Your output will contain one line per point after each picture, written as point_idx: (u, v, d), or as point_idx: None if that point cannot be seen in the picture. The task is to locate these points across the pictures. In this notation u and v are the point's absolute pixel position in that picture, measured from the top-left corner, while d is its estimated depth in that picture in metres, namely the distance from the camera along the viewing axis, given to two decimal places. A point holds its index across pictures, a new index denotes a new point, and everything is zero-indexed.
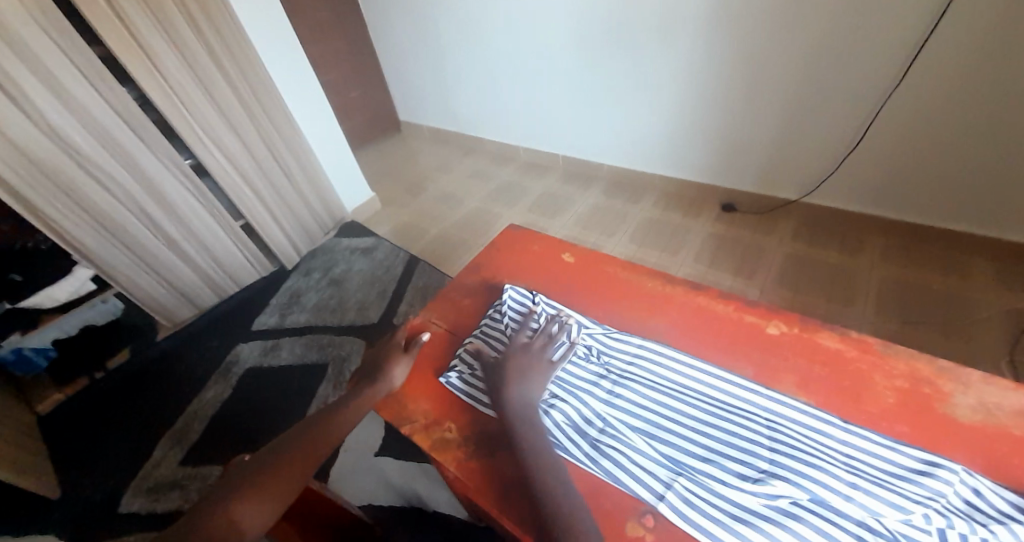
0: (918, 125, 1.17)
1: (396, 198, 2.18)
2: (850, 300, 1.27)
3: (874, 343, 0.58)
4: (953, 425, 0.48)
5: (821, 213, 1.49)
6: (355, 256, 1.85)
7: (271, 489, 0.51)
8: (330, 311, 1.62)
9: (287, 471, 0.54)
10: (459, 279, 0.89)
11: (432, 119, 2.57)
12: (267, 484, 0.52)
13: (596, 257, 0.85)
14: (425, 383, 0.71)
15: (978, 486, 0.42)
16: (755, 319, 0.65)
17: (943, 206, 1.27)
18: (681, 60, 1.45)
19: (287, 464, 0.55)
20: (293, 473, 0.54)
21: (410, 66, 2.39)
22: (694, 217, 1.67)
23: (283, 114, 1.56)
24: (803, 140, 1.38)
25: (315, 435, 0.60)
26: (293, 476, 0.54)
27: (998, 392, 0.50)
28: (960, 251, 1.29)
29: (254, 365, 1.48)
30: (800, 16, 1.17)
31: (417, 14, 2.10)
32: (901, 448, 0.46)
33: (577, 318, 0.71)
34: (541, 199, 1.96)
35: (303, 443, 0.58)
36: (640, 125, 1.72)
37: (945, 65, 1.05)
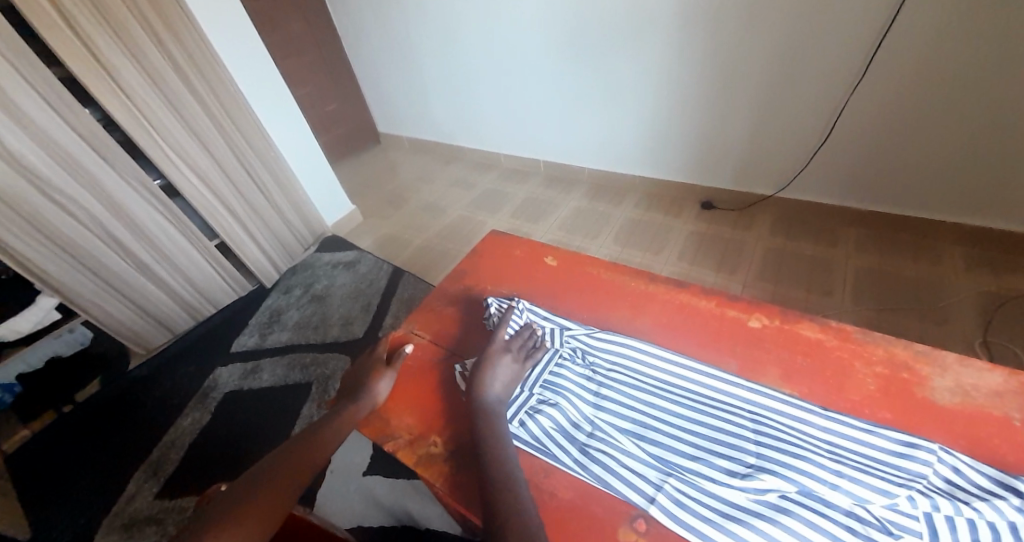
0: (884, 116, 1.20)
1: (377, 210, 2.15)
2: (831, 290, 1.29)
3: (853, 331, 0.57)
4: (932, 408, 0.48)
5: (797, 206, 1.51)
6: (336, 270, 1.81)
7: (249, 517, 0.48)
8: (312, 328, 1.58)
9: (266, 497, 0.51)
10: (440, 288, 0.87)
11: (411, 129, 2.55)
12: (245, 511, 0.49)
13: (578, 259, 0.84)
14: (409, 397, 0.68)
15: (956, 463, 0.41)
16: (737, 314, 0.65)
17: (912, 195, 1.31)
18: (654, 62, 1.47)
19: (267, 490, 0.52)
20: (272, 499, 0.51)
21: (386, 77, 2.37)
22: (676, 216, 1.68)
23: (254, 129, 1.52)
24: (776, 136, 1.41)
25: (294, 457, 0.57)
26: (273, 502, 0.51)
27: (975, 374, 0.50)
28: (932, 238, 1.33)
29: (233, 389, 1.43)
30: (766, 15, 1.20)
31: (391, 25, 2.09)
32: (881, 432, 0.46)
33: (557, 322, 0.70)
34: (524, 204, 1.95)
35: (283, 466, 0.55)
36: (618, 128, 1.73)
37: (907, 55, 1.08)
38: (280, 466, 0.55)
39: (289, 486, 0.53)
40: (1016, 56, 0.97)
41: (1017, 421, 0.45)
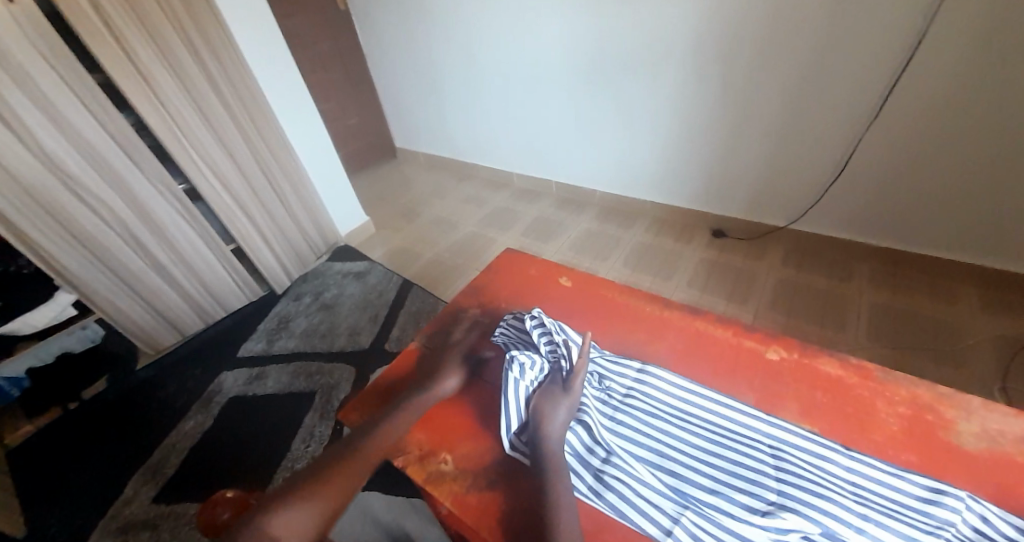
0: (899, 155, 1.22)
1: (390, 223, 2.18)
2: (841, 325, 1.28)
3: (873, 368, 0.57)
4: (957, 452, 0.47)
5: (809, 239, 1.51)
6: (348, 280, 1.83)
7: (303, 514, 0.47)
8: (321, 337, 1.59)
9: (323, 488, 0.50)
10: (454, 303, 0.87)
11: (427, 146, 2.61)
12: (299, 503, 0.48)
13: (593, 281, 0.85)
14: (421, 412, 0.67)
15: (988, 513, 0.40)
16: (753, 344, 0.64)
17: (928, 233, 1.30)
18: (670, 92, 1.50)
19: (320, 484, 0.51)
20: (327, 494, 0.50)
21: (406, 95, 2.45)
22: (686, 242, 1.68)
23: (278, 139, 1.57)
24: (789, 169, 1.42)
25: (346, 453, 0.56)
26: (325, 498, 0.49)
27: (1002, 419, 0.48)
28: (947, 277, 1.31)
29: (238, 394, 1.43)
30: (780, 51, 1.23)
31: (415, 47, 2.16)
32: (905, 475, 0.45)
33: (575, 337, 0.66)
34: (535, 223, 1.97)
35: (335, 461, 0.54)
36: (632, 154, 1.76)
37: (923, 94, 1.10)
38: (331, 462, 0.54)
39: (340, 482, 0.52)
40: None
41: None
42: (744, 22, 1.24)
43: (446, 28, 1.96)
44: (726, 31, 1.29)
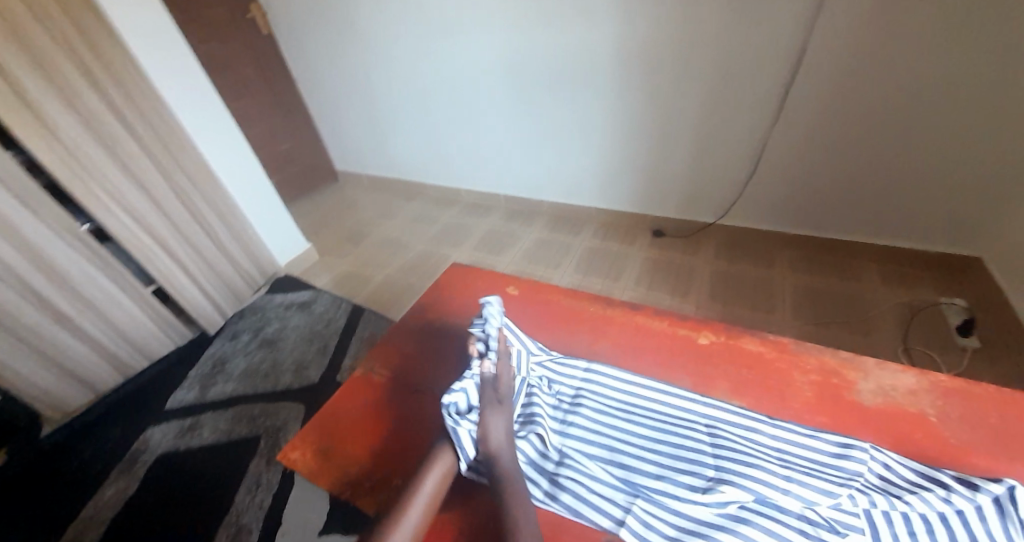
0: (802, 150, 1.37)
1: (333, 248, 2.09)
2: (771, 308, 1.39)
3: (788, 342, 0.62)
4: (860, 408, 0.52)
5: (739, 232, 1.63)
6: (289, 312, 1.73)
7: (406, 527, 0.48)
8: (262, 376, 1.48)
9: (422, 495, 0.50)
10: (401, 322, 0.85)
11: (368, 166, 2.55)
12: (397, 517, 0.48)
13: (539, 287, 0.86)
14: (370, 438, 0.64)
15: (887, 457, 0.45)
16: (687, 331, 0.68)
17: (835, 219, 1.46)
18: (602, 103, 1.58)
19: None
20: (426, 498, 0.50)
21: (342, 116, 2.38)
22: (631, 244, 1.76)
23: (199, 167, 1.47)
24: (714, 169, 1.54)
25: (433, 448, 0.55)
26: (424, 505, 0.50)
27: (892, 374, 0.55)
28: (855, 257, 1.47)
29: (168, 450, 1.29)
30: (695, 61, 1.35)
31: (350, 66, 2.12)
32: (820, 435, 0.49)
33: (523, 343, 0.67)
34: (485, 237, 1.98)
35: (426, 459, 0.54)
36: (573, 163, 1.82)
37: (813, 95, 1.25)
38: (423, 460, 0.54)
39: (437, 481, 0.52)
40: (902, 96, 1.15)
41: (931, 417, 0.49)
42: (660, 36, 1.35)
43: (378, 47, 1.95)
44: (645, 45, 1.39)
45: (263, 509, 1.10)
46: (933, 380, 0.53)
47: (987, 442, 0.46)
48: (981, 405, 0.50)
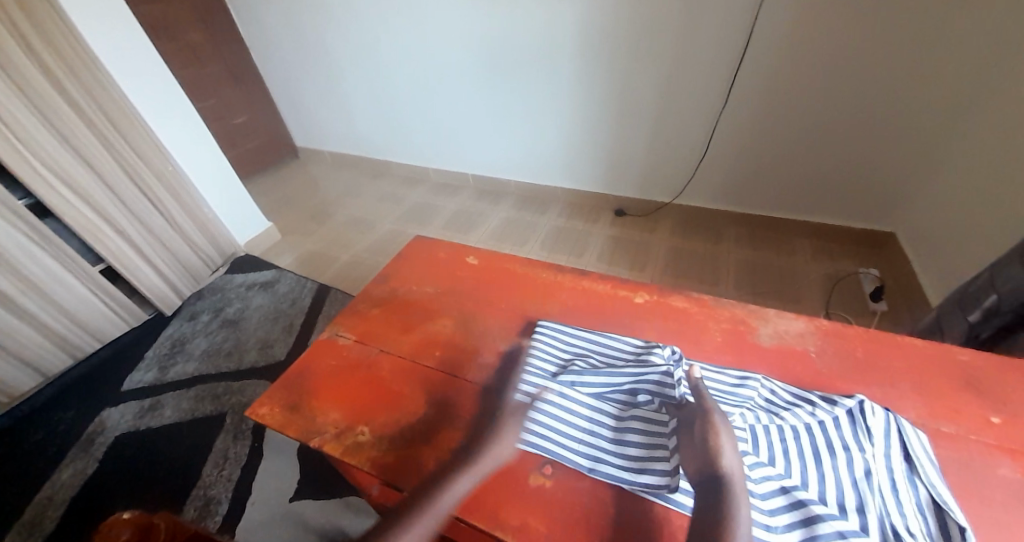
0: (746, 134, 1.47)
1: (297, 227, 2.06)
2: (716, 281, 1.51)
3: (709, 299, 0.71)
4: (759, 349, 0.61)
5: (692, 212, 1.74)
6: (251, 291, 1.71)
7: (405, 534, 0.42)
8: (225, 355, 1.47)
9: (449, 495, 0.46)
10: (365, 291, 0.88)
11: (331, 143, 2.49)
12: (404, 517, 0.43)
13: (497, 257, 0.91)
14: (336, 393, 0.67)
15: (774, 386, 0.54)
16: (626, 293, 0.76)
17: (776, 201, 1.58)
18: (565, 84, 1.63)
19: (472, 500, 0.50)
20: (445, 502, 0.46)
21: (302, 90, 2.31)
22: (594, 223, 1.84)
23: (147, 141, 1.41)
24: (669, 151, 1.63)
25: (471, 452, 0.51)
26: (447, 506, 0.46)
27: (789, 321, 0.65)
28: (792, 234, 1.61)
29: (128, 429, 1.27)
30: (651, 45, 1.41)
31: (309, 38, 2.05)
32: (723, 371, 0.57)
33: (588, 350, 0.64)
34: (454, 216, 2.00)
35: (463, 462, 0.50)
36: (538, 144, 1.86)
37: (754, 81, 1.36)
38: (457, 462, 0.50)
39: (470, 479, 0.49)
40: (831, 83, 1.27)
41: (809, 349, 0.60)
42: (618, 18, 1.40)
43: (338, 17, 1.89)
44: (605, 28, 1.44)
45: (231, 482, 1.12)
46: (817, 324, 0.64)
47: (846, 366, 0.57)
48: (850, 342, 0.60)
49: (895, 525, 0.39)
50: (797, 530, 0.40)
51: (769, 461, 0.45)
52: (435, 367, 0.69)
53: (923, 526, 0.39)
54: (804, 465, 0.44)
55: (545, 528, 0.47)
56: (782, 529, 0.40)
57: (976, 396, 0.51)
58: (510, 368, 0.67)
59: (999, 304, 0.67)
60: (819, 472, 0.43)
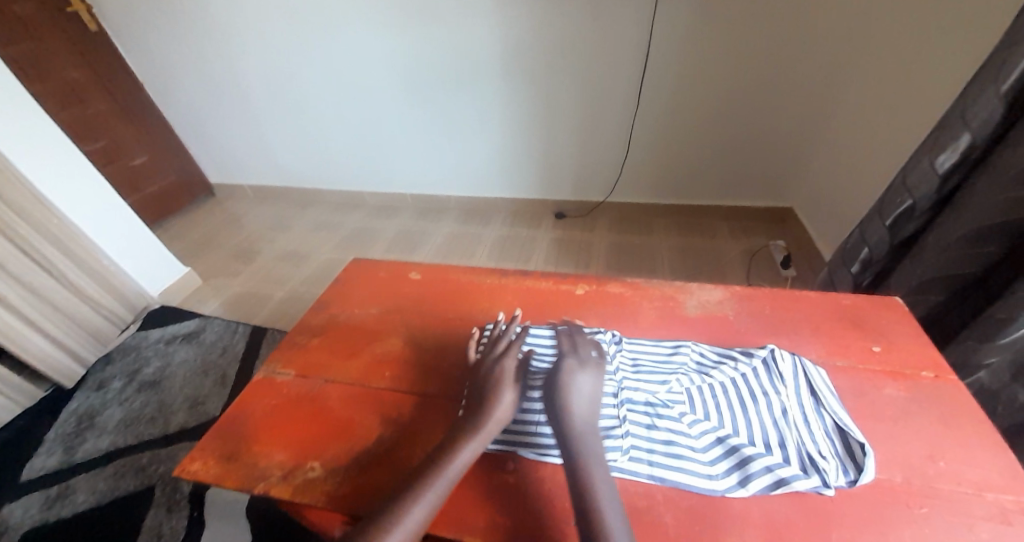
0: (658, 131, 1.61)
1: (220, 269, 1.91)
2: (654, 268, 1.60)
3: (640, 281, 0.77)
4: (688, 319, 0.67)
5: (624, 207, 1.84)
6: (172, 346, 1.54)
7: (417, 503, 0.45)
8: (147, 421, 1.31)
9: (464, 454, 0.49)
10: (303, 320, 0.84)
11: (250, 177, 2.34)
12: (421, 491, 0.46)
13: (440, 269, 0.91)
14: (280, 431, 0.63)
15: (703, 349, 0.59)
16: (567, 286, 0.80)
17: (695, 190, 1.73)
18: (490, 97, 1.68)
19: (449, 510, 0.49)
20: (464, 459, 0.49)
21: (211, 123, 2.16)
22: (537, 228, 1.88)
23: (23, 192, 1.25)
24: (596, 153, 1.73)
25: (489, 404, 0.54)
26: (458, 468, 0.49)
27: (711, 291, 0.71)
28: (711, 217, 1.76)
29: (33, 524, 1.09)
30: (566, 56, 1.51)
31: (215, 68, 1.94)
32: (658, 344, 0.62)
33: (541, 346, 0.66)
34: (397, 238, 1.95)
35: (478, 419, 0.53)
36: (472, 157, 1.89)
37: (659, 82, 1.49)
38: (473, 415, 0.53)
39: (487, 435, 0.52)
40: (720, 79, 1.44)
41: (729, 313, 0.67)
42: (532, 31, 1.48)
43: (245, 43, 1.81)
44: (521, 42, 1.51)
45: None
46: (733, 290, 0.71)
47: (760, 323, 0.64)
48: (761, 302, 0.68)
49: (810, 451, 0.45)
50: (734, 473, 0.45)
51: (705, 417, 0.50)
52: (388, 386, 0.67)
53: (832, 448, 0.46)
54: (733, 414, 0.49)
55: (519, 523, 0.47)
56: (722, 475, 0.45)
57: (860, 331, 0.60)
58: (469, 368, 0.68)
59: (872, 255, 0.80)
60: (746, 418, 0.49)
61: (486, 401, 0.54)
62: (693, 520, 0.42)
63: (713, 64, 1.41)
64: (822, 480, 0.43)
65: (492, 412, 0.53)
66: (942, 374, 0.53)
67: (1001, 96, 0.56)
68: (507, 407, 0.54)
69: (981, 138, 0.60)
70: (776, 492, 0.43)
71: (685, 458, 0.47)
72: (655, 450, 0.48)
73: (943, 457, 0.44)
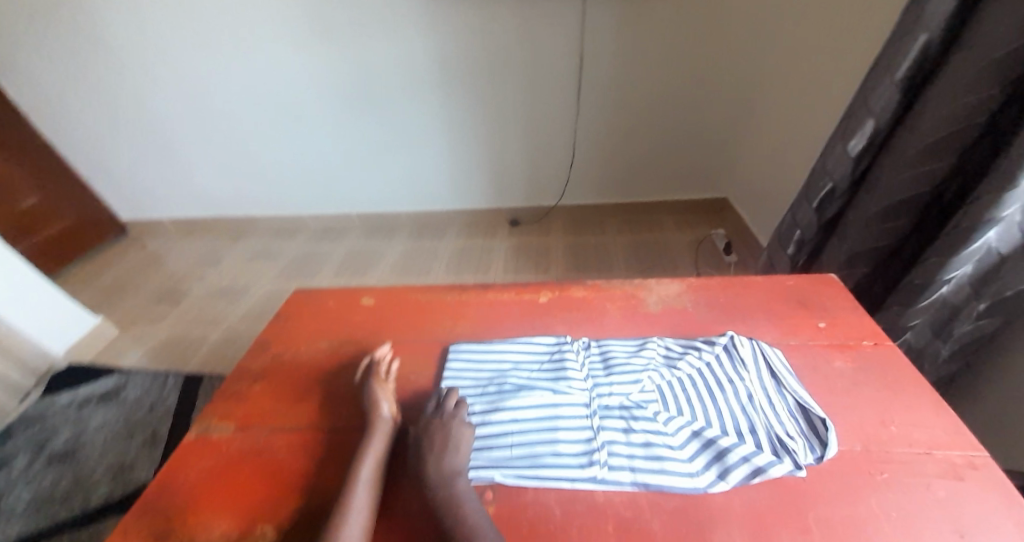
0: (598, 132, 1.66)
1: (142, 314, 1.70)
2: (610, 267, 1.62)
3: (601, 283, 0.77)
4: (651, 316, 0.67)
5: (576, 210, 1.86)
6: (87, 410, 1.34)
7: (346, 519, 0.43)
8: (59, 501, 1.11)
9: (369, 460, 0.50)
10: (242, 364, 0.76)
11: (170, 209, 2.12)
12: (349, 498, 0.45)
13: (394, 291, 0.86)
14: (220, 495, 0.55)
15: (668, 343, 0.60)
16: (530, 295, 0.78)
17: (640, 187, 1.79)
18: (432, 107, 1.65)
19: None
20: (371, 470, 0.49)
21: (119, 153, 1.95)
22: (493, 237, 1.85)
23: None
24: (544, 157, 1.74)
25: (372, 413, 0.56)
26: (370, 476, 0.48)
27: (669, 285, 0.73)
28: (656, 212, 1.83)
29: None
30: (504, 63, 1.53)
31: (120, 90, 1.76)
32: (624, 344, 0.61)
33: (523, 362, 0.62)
34: (345, 260, 1.84)
35: (368, 427, 0.54)
36: (419, 170, 1.83)
37: (595, 84, 1.55)
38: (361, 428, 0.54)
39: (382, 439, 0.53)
40: (649, 79, 1.52)
41: (687, 305, 0.68)
42: (470, 37, 1.49)
43: (156, 62, 1.67)
44: (459, 50, 1.52)
45: None
46: (688, 282, 0.73)
47: (717, 312, 0.66)
48: (715, 291, 0.70)
49: (778, 433, 0.46)
50: (713, 467, 0.45)
51: (678, 412, 0.50)
52: (343, 427, 0.61)
53: (797, 427, 0.47)
54: (704, 407, 0.50)
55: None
56: (702, 471, 0.45)
57: (807, 309, 0.63)
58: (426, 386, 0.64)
59: (805, 236, 0.86)
60: (715, 408, 0.49)
61: (369, 409, 0.56)
62: (681, 521, 0.41)
63: (641, 65, 1.50)
64: (793, 462, 0.44)
65: (380, 417, 0.55)
66: (880, 340, 0.57)
67: (896, 84, 0.63)
68: (390, 411, 0.56)
69: (883, 121, 0.67)
70: (755, 481, 0.43)
71: (666, 458, 0.46)
72: (636, 455, 0.47)
73: (893, 421, 0.47)
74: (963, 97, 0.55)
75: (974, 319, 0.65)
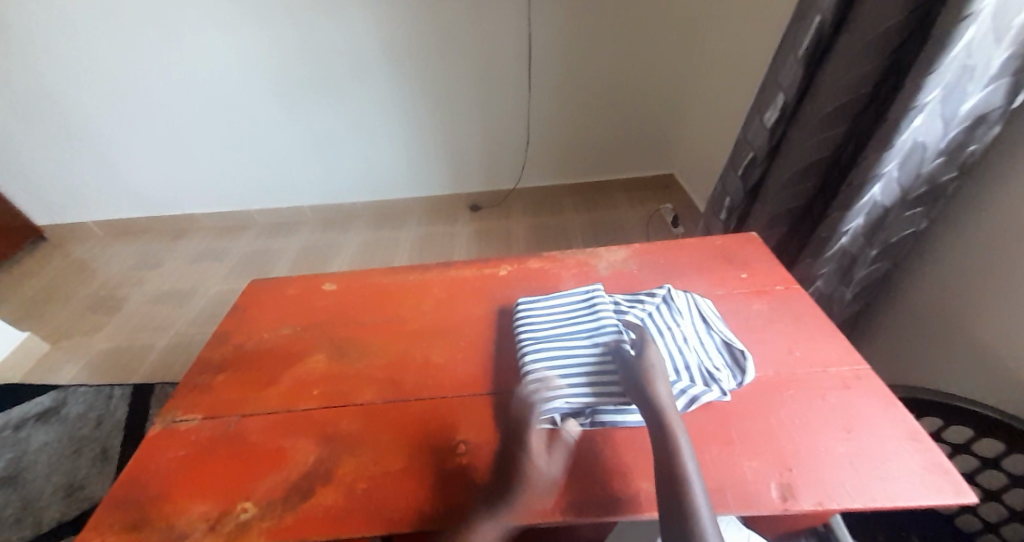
0: (549, 114, 1.70)
1: (76, 326, 1.59)
2: (568, 245, 1.68)
3: (556, 254, 0.82)
4: (603, 279, 0.74)
5: (533, 191, 1.91)
6: (24, 432, 1.25)
7: None
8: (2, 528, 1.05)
9: None
10: (203, 356, 0.75)
11: (97, 211, 1.96)
12: None
13: (356, 275, 0.87)
14: (199, 480, 0.55)
15: (616, 298, 0.66)
16: (491, 270, 0.82)
17: (592, 167, 1.86)
18: (382, 93, 1.63)
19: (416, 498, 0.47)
20: None
21: (30, 152, 1.77)
22: (454, 223, 1.86)
23: None
24: (498, 141, 1.77)
25: None
26: None
27: (617, 252, 0.79)
28: (609, 190, 1.91)
29: None
30: (453, 46, 1.54)
31: (25, 81, 1.60)
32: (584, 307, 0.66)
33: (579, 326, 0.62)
34: (302, 255, 1.79)
35: None
36: (371, 159, 1.80)
37: (544, 66, 1.58)
38: None
39: None
40: (595, 60, 1.58)
41: (633, 268, 0.75)
42: (416, 20, 1.48)
43: (68, 49, 1.53)
44: (405, 33, 1.51)
45: None
46: (634, 248, 0.79)
47: (659, 272, 0.73)
48: (658, 254, 0.77)
49: (708, 367, 0.53)
50: None
51: None
52: (317, 405, 0.63)
53: (723, 360, 0.54)
54: None
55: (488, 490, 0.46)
56: None
57: (735, 265, 0.72)
58: (397, 359, 0.67)
59: (734, 201, 0.95)
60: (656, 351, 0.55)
61: None
62: (628, 447, 0.48)
63: (586, 46, 1.55)
64: (720, 389, 0.50)
65: None
66: (792, 285, 0.66)
67: (800, 60, 0.72)
68: None
69: (791, 95, 0.76)
70: (691, 408, 0.49)
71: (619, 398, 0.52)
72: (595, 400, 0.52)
73: (799, 348, 0.56)
74: (852, 72, 0.64)
75: (868, 263, 0.76)
